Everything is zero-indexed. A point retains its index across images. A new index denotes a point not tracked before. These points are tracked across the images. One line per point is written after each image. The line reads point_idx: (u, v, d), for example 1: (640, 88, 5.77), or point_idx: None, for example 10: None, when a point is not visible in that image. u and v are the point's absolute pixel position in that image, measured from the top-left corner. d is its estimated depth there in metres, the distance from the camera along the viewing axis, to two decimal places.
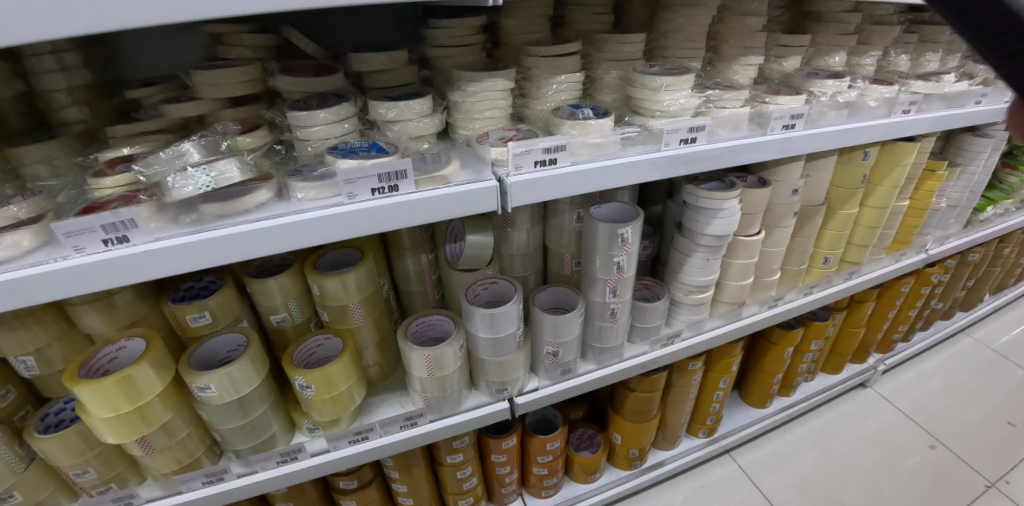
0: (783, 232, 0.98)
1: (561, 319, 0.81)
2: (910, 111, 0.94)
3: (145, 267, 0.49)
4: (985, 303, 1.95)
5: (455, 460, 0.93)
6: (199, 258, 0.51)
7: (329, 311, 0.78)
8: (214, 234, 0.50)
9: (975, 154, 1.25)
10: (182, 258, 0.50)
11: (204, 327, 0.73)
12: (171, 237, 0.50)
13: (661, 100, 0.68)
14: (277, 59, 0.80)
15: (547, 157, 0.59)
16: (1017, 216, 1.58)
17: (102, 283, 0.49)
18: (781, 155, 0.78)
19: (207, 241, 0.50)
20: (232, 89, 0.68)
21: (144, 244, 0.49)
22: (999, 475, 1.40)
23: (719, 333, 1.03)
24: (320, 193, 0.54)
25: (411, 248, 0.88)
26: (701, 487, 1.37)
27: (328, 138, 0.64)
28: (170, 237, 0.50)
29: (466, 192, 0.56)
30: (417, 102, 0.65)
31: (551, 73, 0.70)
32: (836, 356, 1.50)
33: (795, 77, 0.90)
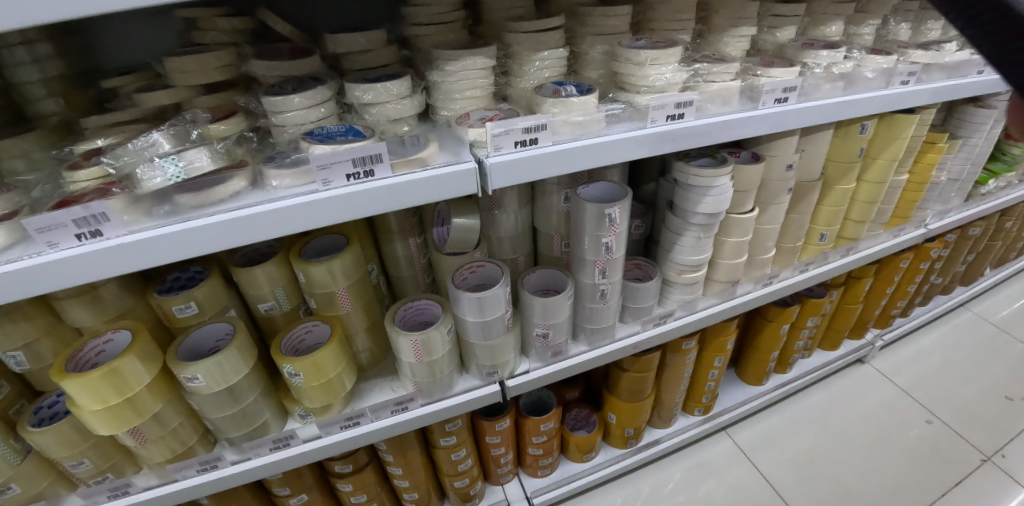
0: (777, 209, 0.96)
1: (551, 301, 0.80)
2: (909, 82, 0.91)
3: (121, 260, 0.48)
4: (986, 277, 1.94)
5: (448, 442, 0.94)
6: (176, 250, 0.50)
7: (316, 299, 0.78)
8: (187, 225, 0.49)
9: (976, 125, 1.22)
10: (157, 251, 0.49)
11: (190, 318, 0.72)
12: (146, 229, 0.49)
13: (647, 75, 0.66)
14: (254, 43, 0.77)
15: (528, 137, 0.57)
16: (1020, 188, 1.55)
17: (78, 278, 0.48)
18: (772, 130, 0.76)
19: (181, 233, 0.49)
20: (205, 75, 0.66)
21: (118, 237, 0.48)
22: (995, 449, 1.41)
23: (713, 312, 1.02)
24: (295, 180, 0.54)
25: (399, 233, 0.87)
26: (696, 464, 1.39)
27: (304, 123, 0.62)
28: (143, 229, 0.49)
29: (443, 175, 0.55)
30: (394, 83, 0.63)
31: (533, 50, 0.67)
32: (833, 333, 1.49)
33: (789, 48, 0.87)
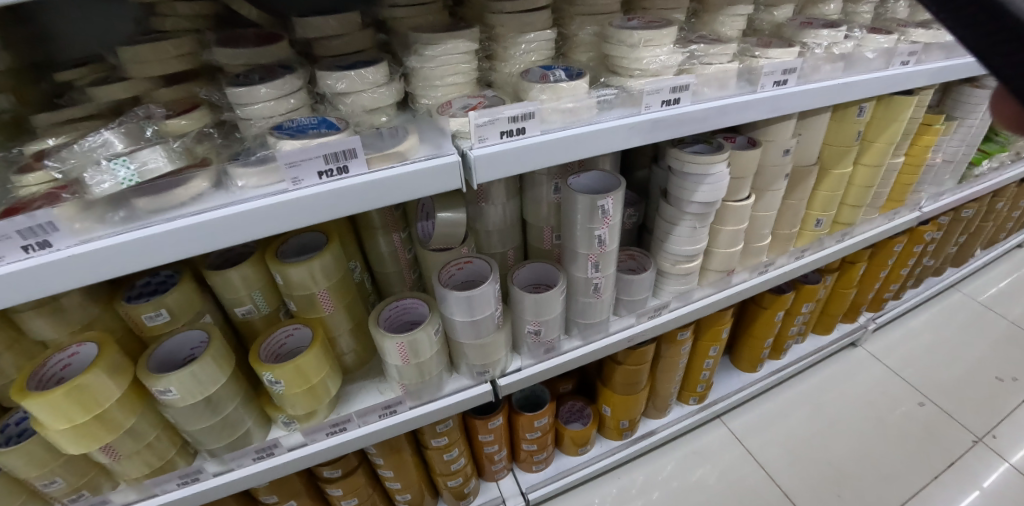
0: (774, 195, 0.93)
1: (543, 297, 0.77)
2: (909, 62, 0.88)
3: (74, 273, 0.44)
4: (976, 258, 1.94)
5: (440, 443, 0.92)
6: (136, 260, 0.46)
7: (296, 301, 0.74)
8: (146, 232, 0.45)
9: (972, 106, 1.19)
10: (114, 262, 0.45)
11: (162, 326, 0.68)
12: (100, 238, 0.45)
13: (640, 58, 0.61)
14: (219, 29, 0.72)
15: (515, 126, 0.54)
16: (1012, 169, 1.54)
17: (28, 294, 0.44)
18: (771, 114, 0.72)
19: (140, 242, 0.45)
20: (163, 66, 0.61)
21: (69, 248, 0.44)
22: (986, 430, 1.42)
23: (708, 302, 1.00)
24: (262, 179, 0.49)
25: (382, 228, 0.83)
26: (692, 453, 1.38)
27: (272, 116, 0.58)
28: (97, 238, 0.44)
29: (424, 170, 0.51)
30: (370, 71, 0.59)
31: (518, 32, 0.63)
32: (826, 317, 1.48)
33: (787, 28, 0.83)
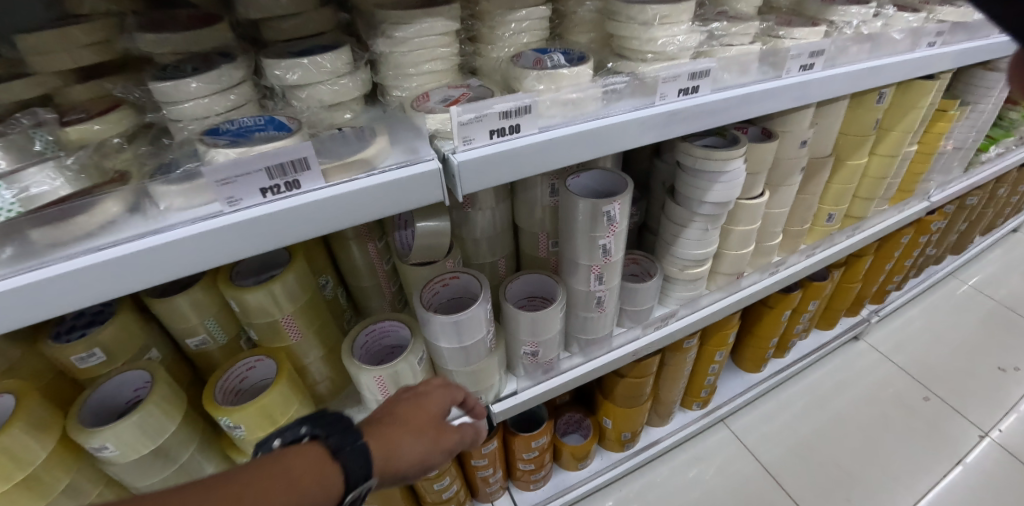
0: (788, 190, 0.85)
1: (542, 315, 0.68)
2: (936, 43, 0.80)
3: None
4: (975, 245, 1.90)
5: (429, 473, 0.83)
6: (22, 314, 0.34)
7: (257, 329, 0.64)
8: (36, 276, 0.34)
9: (986, 90, 1.13)
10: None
11: (97, 367, 0.58)
12: None
13: (654, 38, 0.52)
14: (149, 11, 0.60)
15: (506, 124, 0.44)
16: (1016, 154, 1.49)
17: None
18: (796, 103, 0.64)
19: (27, 289, 0.34)
20: (74, 58, 0.48)
21: None
22: (992, 424, 1.39)
23: (717, 308, 0.91)
24: (189, 199, 0.39)
25: (355, 238, 0.73)
26: (696, 459, 1.31)
27: (207, 116, 0.47)
28: None
29: (395, 182, 0.41)
30: (328, 57, 0.48)
31: (506, 9, 0.53)
32: (830, 312, 1.41)
33: (807, 4, 0.74)
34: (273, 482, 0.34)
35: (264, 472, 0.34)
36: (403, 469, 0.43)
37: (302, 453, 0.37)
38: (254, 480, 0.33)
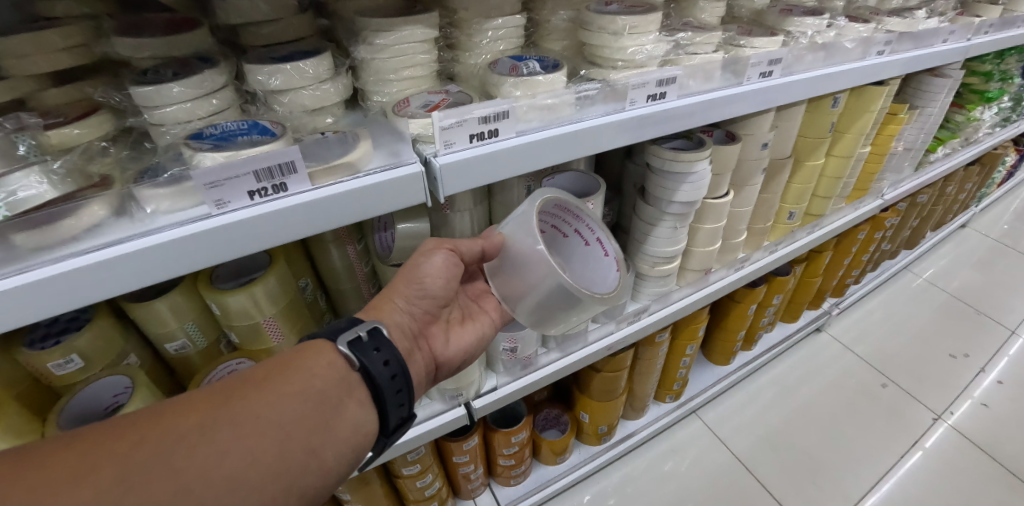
0: (751, 190, 0.88)
1: (561, 206, 0.58)
2: (884, 52, 0.86)
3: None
4: (926, 240, 2.01)
5: (412, 471, 0.85)
6: (30, 309, 0.35)
7: (238, 332, 0.64)
8: (33, 275, 0.34)
9: (932, 95, 1.20)
10: (9, 313, 0.34)
11: (75, 374, 0.56)
12: (6, 274, 0.34)
13: (624, 47, 0.55)
14: (121, 13, 0.57)
15: (486, 128, 0.46)
16: (959, 156, 1.60)
17: None
18: (757, 108, 0.68)
19: (23, 289, 0.34)
20: (52, 61, 0.47)
21: None
22: (944, 407, 1.48)
23: (686, 304, 0.95)
24: (177, 202, 0.39)
25: (334, 240, 0.74)
26: (670, 450, 1.36)
27: (190, 121, 0.47)
28: (6, 276, 0.34)
29: (379, 185, 0.43)
30: (311, 63, 0.49)
31: (484, 17, 0.55)
32: (794, 306, 1.47)
33: (767, 15, 0.77)
34: (298, 368, 0.42)
35: (283, 362, 0.42)
36: (403, 272, 0.52)
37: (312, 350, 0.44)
38: (274, 370, 0.41)
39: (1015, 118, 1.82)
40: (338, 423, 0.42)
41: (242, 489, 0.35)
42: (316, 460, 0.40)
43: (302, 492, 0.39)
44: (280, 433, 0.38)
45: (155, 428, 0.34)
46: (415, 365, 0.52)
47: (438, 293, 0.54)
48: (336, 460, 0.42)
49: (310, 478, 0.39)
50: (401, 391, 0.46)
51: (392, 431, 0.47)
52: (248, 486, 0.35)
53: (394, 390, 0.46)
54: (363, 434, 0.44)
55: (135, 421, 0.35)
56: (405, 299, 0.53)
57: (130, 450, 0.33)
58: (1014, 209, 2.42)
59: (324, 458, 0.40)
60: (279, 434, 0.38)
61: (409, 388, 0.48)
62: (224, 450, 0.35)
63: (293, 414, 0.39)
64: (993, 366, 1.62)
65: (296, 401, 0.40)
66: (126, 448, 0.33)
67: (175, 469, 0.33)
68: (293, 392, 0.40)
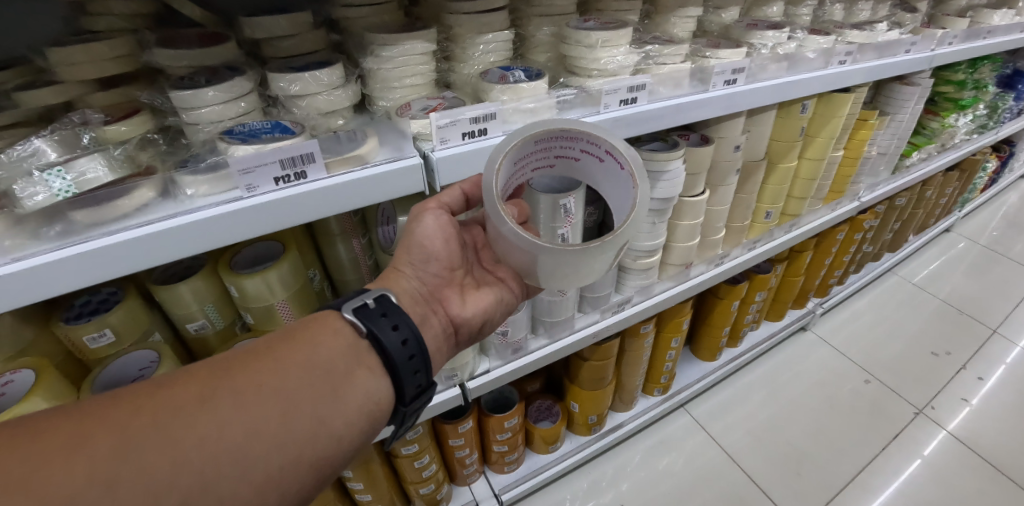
0: (726, 189, 0.95)
1: (546, 139, 0.53)
2: (846, 61, 0.93)
3: (61, 278, 0.40)
4: (910, 243, 2.08)
5: (410, 450, 0.90)
6: (91, 273, 0.42)
7: (253, 313, 0.70)
8: (95, 244, 0.41)
9: (902, 102, 1.28)
10: (75, 274, 0.41)
11: (106, 348, 0.62)
12: (75, 243, 0.41)
13: (598, 58, 0.62)
14: (158, 29, 0.65)
15: (476, 127, 0.55)
16: (936, 161, 1.68)
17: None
18: (723, 112, 0.75)
19: (88, 254, 0.41)
20: (100, 68, 0.54)
21: (34, 255, 0.40)
22: (926, 402, 1.53)
23: (669, 296, 1.01)
24: (213, 187, 0.46)
25: (340, 235, 0.80)
26: (659, 442, 1.41)
27: (221, 121, 0.54)
28: (76, 244, 0.41)
29: (384, 174, 0.50)
30: (325, 72, 0.57)
31: (476, 33, 0.63)
32: (778, 304, 1.53)
33: (734, 29, 0.86)
34: (305, 341, 0.43)
35: (292, 335, 0.43)
36: (403, 240, 0.57)
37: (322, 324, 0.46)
38: (282, 343, 0.42)
39: (991, 125, 1.90)
40: (344, 395, 0.42)
41: (246, 458, 0.36)
42: (324, 430, 0.40)
43: (310, 462, 0.39)
44: (285, 403, 0.38)
45: (164, 395, 0.36)
46: (433, 328, 0.55)
47: (440, 253, 0.57)
48: (344, 431, 0.42)
49: (317, 449, 0.40)
50: (414, 357, 0.47)
51: (409, 399, 0.48)
52: (251, 455, 0.36)
53: (405, 357, 0.46)
54: (369, 407, 0.44)
55: (149, 387, 0.36)
56: (411, 268, 0.56)
57: (140, 415, 0.34)
58: (998, 214, 2.49)
59: (332, 429, 0.41)
60: (283, 404, 0.38)
61: (423, 355, 0.48)
62: (226, 420, 0.36)
63: (297, 384, 0.40)
64: (974, 362, 1.68)
65: (300, 372, 0.41)
66: (136, 412, 0.34)
67: (178, 434, 0.34)
68: (297, 364, 0.41)
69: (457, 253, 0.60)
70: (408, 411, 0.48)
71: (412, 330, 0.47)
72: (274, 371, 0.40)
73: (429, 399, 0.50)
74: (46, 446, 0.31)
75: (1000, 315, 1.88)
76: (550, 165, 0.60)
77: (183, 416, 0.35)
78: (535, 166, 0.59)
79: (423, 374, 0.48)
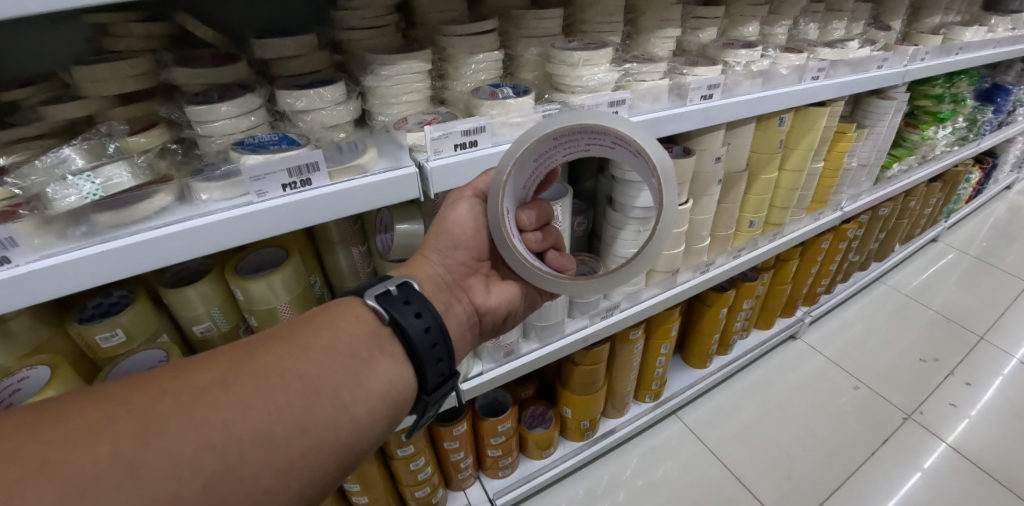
0: (709, 199, 1.00)
1: (558, 135, 0.55)
2: (819, 77, 0.99)
3: (87, 274, 0.44)
4: (897, 253, 2.13)
5: (406, 452, 0.93)
6: (113, 270, 0.45)
7: (257, 316, 0.73)
8: (118, 243, 0.45)
9: (879, 116, 1.34)
10: (98, 271, 0.45)
11: (117, 347, 0.65)
12: (99, 242, 0.45)
13: (580, 76, 0.68)
14: (173, 49, 0.70)
15: (467, 139, 0.60)
16: (917, 172, 1.73)
17: (29, 299, 0.43)
18: (701, 125, 0.80)
19: (111, 252, 0.44)
20: (121, 85, 0.59)
21: (63, 253, 0.44)
22: (914, 407, 1.55)
23: (656, 302, 1.05)
24: (226, 193, 0.51)
25: (340, 242, 0.83)
26: (651, 448, 1.43)
27: (232, 133, 0.59)
28: (100, 243, 0.45)
29: (383, 182, 0.55)
30: (328, 89, 0.61)
31: (468, 53, 0.68)
32: (767, 312, 1.57)
33: (711, 48, 0.92)
34: (322, 331, 0.48)
35: (311, 326, 0.48)
36: (433, 224, 0.61)
37: (342, 312, 0.51)
38: (302, 333, 0.47)
39: (972, 137, 1.96)
40: (361, 381, 0.46)
41: (268, 437, 0.39)
42: (343, 414, 0.44)
43: (330, 445, 0.43)
44: (306, 388, 0.42)
45: (194, 377, 0.40)
46: (455, 314, 0.61)
47: (466, 241, 0.62)
48: (362, 415, 0.46)
49: (335, 433, 0.43)
50: (436, 345, 0.52)
51: (432, 389, 0.54)
52: (273, 435, 0.40)
53: (428, 344, 0.52)
54: (384, 393, 0.48)
55: (179, 371, 0.40)
56: (438, 255, 0.62)
57: (172, 395, 0.38)
58: (984, 225, 2.55)
59: (349, 413, 0.44)
60: (305, 389, 0.42)
61: (444, 342, 0.53)
62: (249, 401, 0.40)
63: (315, 373, 0.44)
64: (962, 369, 1.70)
65: (318, 360, 0.45)
66: (169, 393, 0.38)
67: (208, 414, 0.38)
68: (314, 353, 0.45)
69: (483, 243, 0.65)
70: (430, 400, 0.54)
71: (434, 318, 0.53)
72: (293, 358, 0.44)
73: (451, 388, 0.57)
74: (89, 420, 0.35)
75: (987, 322, 1.92)
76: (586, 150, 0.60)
77: (210, 397, 0.39)
78: (567, 152, 0.61)
79: (445, 363, 0.54)
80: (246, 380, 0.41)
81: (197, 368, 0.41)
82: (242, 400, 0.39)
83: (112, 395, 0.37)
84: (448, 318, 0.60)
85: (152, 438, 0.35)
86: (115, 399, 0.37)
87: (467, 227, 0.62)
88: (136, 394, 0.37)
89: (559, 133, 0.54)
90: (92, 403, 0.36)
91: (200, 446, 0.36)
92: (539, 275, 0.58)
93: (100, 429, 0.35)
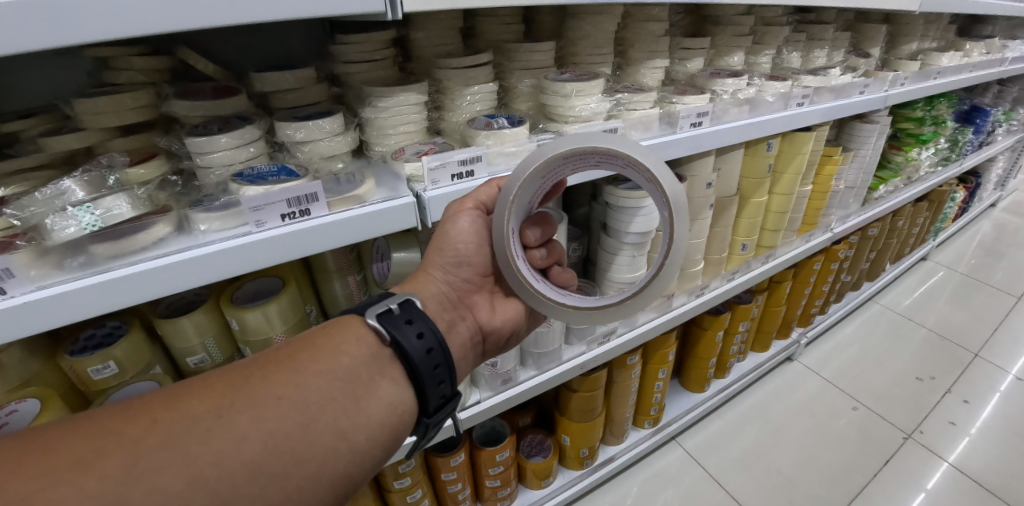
0: (703, 223, 1.01)
1: (567, 156, 0.55)
2: (804, 103, 1.02)
3: (80, 305, 0.44)
4: (889, 272, 2.15)
5: (402, 484, 0.91)
6: (107, 302, 0.45)
7: (252, 346, 0.73)
8: (114, 274, 0.45)
9: (863, 139, 1.38)
10: (93, 302, 0.44)
11: (109, 379, 0.64)
12: (95, 273, 0.45)
13: (573, 106, 0.69)
14: (174, 82, 0.71)
15: (464, 169, 0.61)
16: (903, 193, 1.77)
17: (20, 332, 0.42)
18: (692, 152, 0.81)
19: (106, 284, 0.44)
20: (121, 117, 0.60)
21: (56, 285, 0.43)
22: (914, 426, 1.55)
23: (652, 326, 1.06)
24: (225, 223, 0.51)
25: (337, 271, 0.83)
26: (652, 476, 1.40)
27: (231, 164, 0.59)
28: (97, 273, 0.45)
29: (381, 211, 0.55)
30: (326, 121, 0.62)
31: (463, 85, 0.70)
32: (762, 335, 1.58)
33: (698, 77, 0.95)
34: (322, 352, 0.47)
35: (311, 347, 0.47)
36: (437, 239, 0.60)
37: (345, 330, 0.51)
38: (302, 355, 0.46)
39: (954, 158, 2.01)
40: (360, 407, 0.46)
41: (263, 469, 0.39)
42: (341, 442, 0.43)
43: (328, 476, 0.42)
44: (303, 416, 0.42)
45: (189, 406, 0.39)
46: (458, 333, 0.61)
47: (470, 256, 0.61)
48: (361, 442, 0.45)
49: (332, 463, 0.43)
50: (437, 366, 0.52)
51: (432, 410, 0.53)
52: (267, 467, 0.39)
53: (429, 365, 0.51)
54: (385, 419, 0.47)
55: (174, 399, 0.40)
56: (442, 271, 0.61)
57: (165, 426, 0.37)
58: (972, 244, 2.58)
59: (348, 441, 0.44)
60: (303, 417, 0.42)
61: (447, 363, 0.53)
62: (244, 432, 0.39)
63: (314, 400, 0.43)
64: (959, 387, 1.70)
65: (317, 386, 0.44)
66: (161, 424, 0.38)
67: (201, 446, 0.37)
68: (313, 378, 0.44)
69: (486, 259, 0.64)
70: (430, 422, 0.54)
71: (435, 339, 0.52)
72: (290, 384, 0.43)
73: (451, 409, 0.56)
74: (79, 453, 0.35)
75: (980, 339, 1.93)
76: (592, 166, 0.60)
77: (205, 428, 0.38)
78: (575, 167, 0.60)
79: (447, 384, 0.54)
80: (243, 409, 0.40)
81: (192, 397, 0.40)
82: (237, 430, 0.39)
83: (102, 427, 0.37)
84: (453, 336, 0.60)
85: (144, 471, 0.35)
86: (106, 430, 0.36)
87: (471, 242, 0.61)
88: (128, 425, 0.37)
89: (564, 155, 0.55)
90: (83, 436, 0.36)
91: (192, 480, 0.36)
92: (544, 300, 0.60)
93: (89, 463, 0.34)
